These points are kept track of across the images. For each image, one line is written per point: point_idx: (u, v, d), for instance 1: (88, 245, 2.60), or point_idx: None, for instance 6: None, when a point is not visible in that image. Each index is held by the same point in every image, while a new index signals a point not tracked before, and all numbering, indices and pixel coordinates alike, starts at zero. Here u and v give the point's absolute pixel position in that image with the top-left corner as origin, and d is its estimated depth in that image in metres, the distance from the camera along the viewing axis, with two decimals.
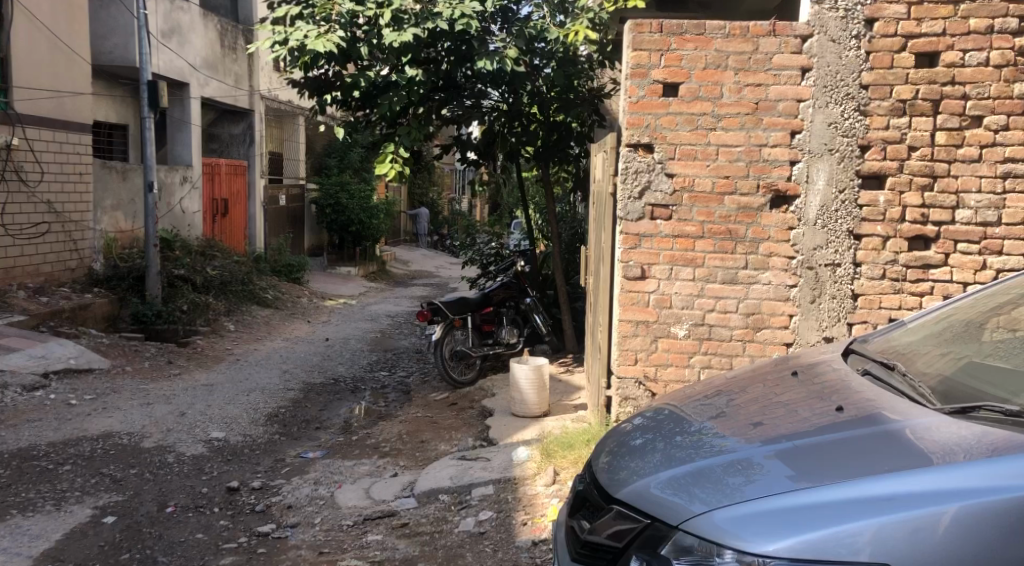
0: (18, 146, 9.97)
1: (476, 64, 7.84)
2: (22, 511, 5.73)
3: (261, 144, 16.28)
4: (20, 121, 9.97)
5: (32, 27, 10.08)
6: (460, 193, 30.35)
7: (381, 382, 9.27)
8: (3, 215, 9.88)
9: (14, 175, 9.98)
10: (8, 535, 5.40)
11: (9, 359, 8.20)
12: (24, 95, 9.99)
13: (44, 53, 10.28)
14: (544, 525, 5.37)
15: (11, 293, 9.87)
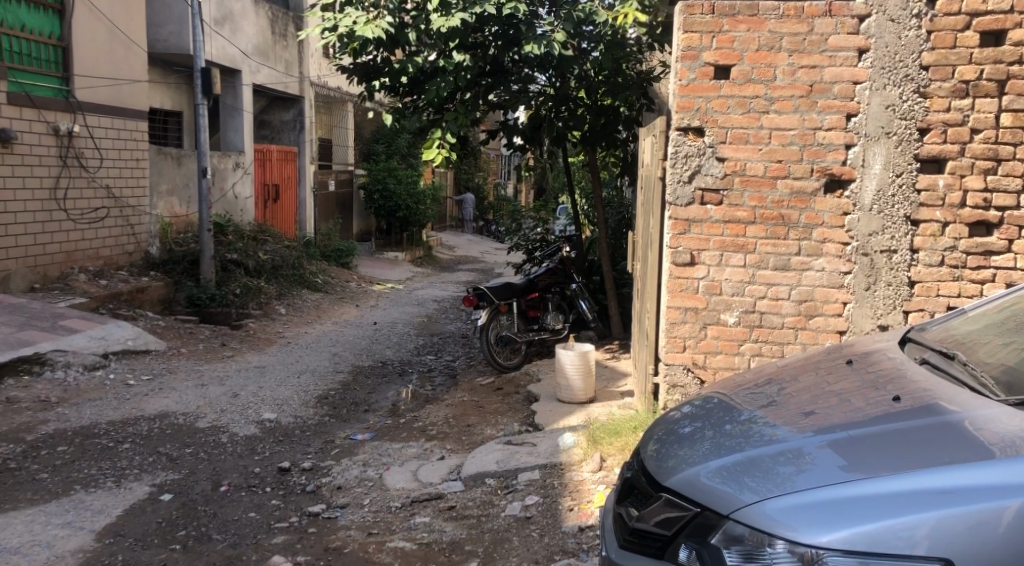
0: (79, 133, 10.13)
1: (524, 48, 7.79)
2: (85, 486, 5.86)
3: (311, 129, 16.39)
4: (81, 109, 10.13)
5: (92, 16, 10.22)
6: (506, 179, 30.37)
7: (428, 366, 9.32)
8: (65, 200, 10.06)
9: (76, 161, 10.14)
10: (71, 509, 5.52)
11: (72, 340, 8.36)
12: (83, 83, 10.15)
13: (103, 41, 10.43)
14: (590, 511, 5.35)
15: (72, 276, 10.10)
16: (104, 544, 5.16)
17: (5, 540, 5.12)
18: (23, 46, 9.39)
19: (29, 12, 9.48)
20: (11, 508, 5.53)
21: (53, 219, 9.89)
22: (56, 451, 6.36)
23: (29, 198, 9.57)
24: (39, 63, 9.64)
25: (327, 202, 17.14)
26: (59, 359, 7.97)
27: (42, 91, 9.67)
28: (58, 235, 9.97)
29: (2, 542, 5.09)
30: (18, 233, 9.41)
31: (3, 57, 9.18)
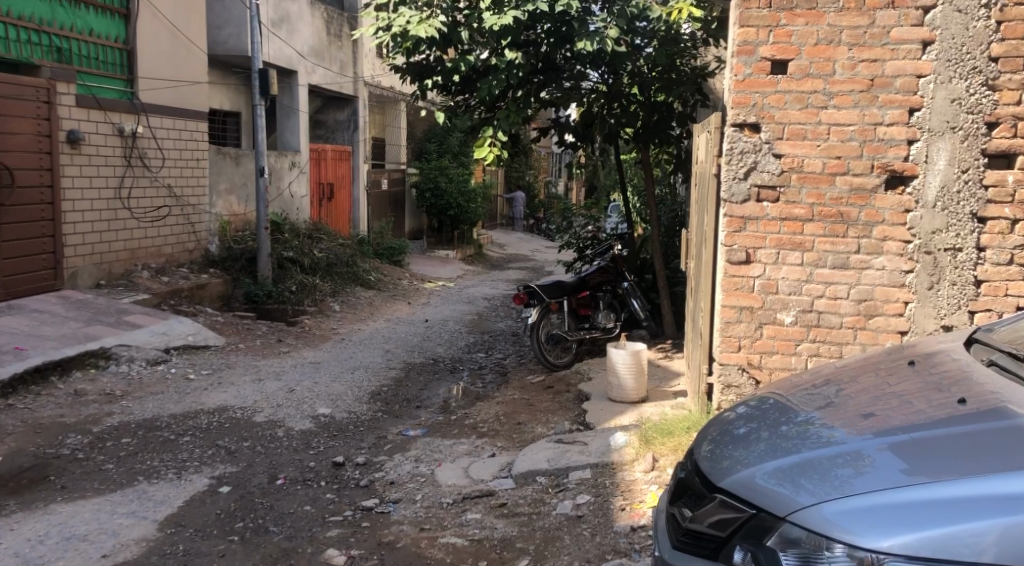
0: (143, 133, 10.30)
1: (576, 46, 7.75)
2: (148, 477, 5.95)
3: (365, 129, 16.50)
4: (144, 110, 10.30)
5: (155, 20, 10.40)
6: (557, 178, 30.32)
7: (479, 364, 9.33)
8: (129, 199, 10.23)
9: (140, 161, 10.30)
10: (135, 499, 5.62)
11: (135, 335, 8.52)
12: (146, 85, 10.33)
13: (165, 43, 10.59)
14: (643, 511, 5.31)
15: (135, 273, 10.28)
16: (166, 534, 5.23)
17: (73, 528, 5.23)
18: (89, 50, 9.57)
19: (95, 16, 9.65)
20: (78, 497, 5.64)
21: (118, 217, 10.07)
22: (119, 443, 6.47)
23: (96, 198, 9.76)
24: (105, 66, 9.81)
25: (380, 200, 17.25)
26: (122, 354, 8.13)
27: (108, 93, 9.85)
28: (123, 233, 10.16)
29: (70, 530, 5.20)
30: (84, 231, 9.62)
31: (71, 60, 9.38)
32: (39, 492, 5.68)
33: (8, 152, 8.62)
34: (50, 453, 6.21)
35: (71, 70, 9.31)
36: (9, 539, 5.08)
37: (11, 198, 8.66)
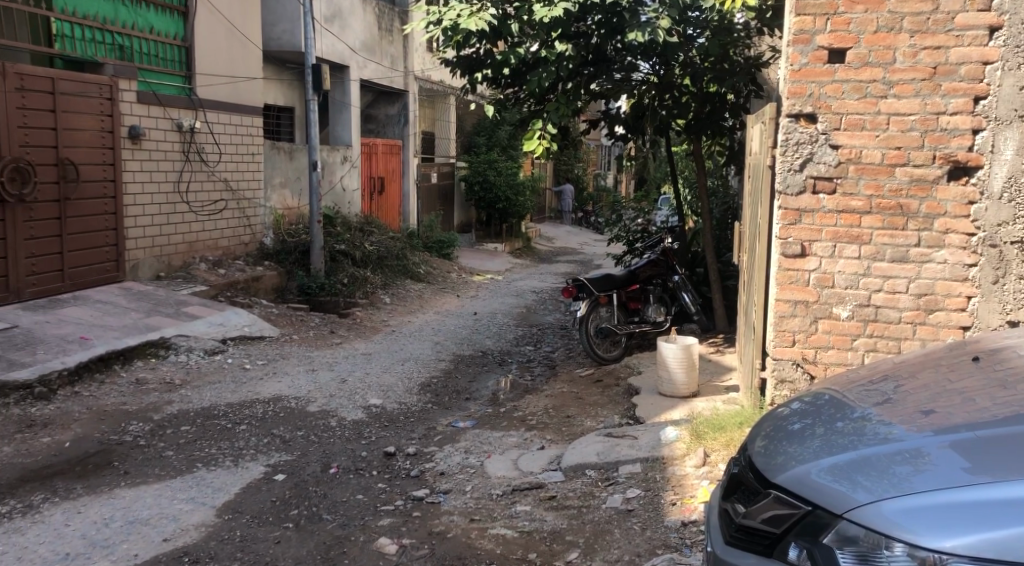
0: (200, 128, 10.42)
1: (628, 36, 7.65)
2: (205, 464, 6.04)
3: (415, 123, 16.49)
4: (202, 106, 10.41)
5: (212, 16, 10.53)
6: (606, 170, 30.17)
7: (528, 357, 9.32)
8: (187, 193, 10.36)
9: (197, 156, 10.43)
10: (194, 486, 5.70)
11: (192, 326, 8.64)
12: (204, 81, 10.45)
13: (222, 40, 10.70)
14: (694, 506, 5.26)
15: (193, 265, 10.43)
16: (223, 520, 5.29)
17: (135, 512, 5.32)
18: (149, 47, 9.72)
19: (155, 13, 9.79)
20: (140, 482, 5.74)
21: (176, 211, 10.22)
22: (179, 430, 6.57)
23: (155, 192, 9.91)
24: (164, 63, 9.95)
25: (430, 193, 17.31)
26: (181, 344, 8.26)
27: (167, 89, 9.97)
28: (181, 226, 10.31)
29: (133, 514, 5.29)
30: (144, 224, 9.78)
31: (133, 58, 9.55)
32: (103, 477, 5.79)
33: (72, 147, 8.79)
34: (113, 440, 6.33)
35: (132, 67, 9.47)
36: (75, 522, 5.19)
37: (74, 193, 8.84)
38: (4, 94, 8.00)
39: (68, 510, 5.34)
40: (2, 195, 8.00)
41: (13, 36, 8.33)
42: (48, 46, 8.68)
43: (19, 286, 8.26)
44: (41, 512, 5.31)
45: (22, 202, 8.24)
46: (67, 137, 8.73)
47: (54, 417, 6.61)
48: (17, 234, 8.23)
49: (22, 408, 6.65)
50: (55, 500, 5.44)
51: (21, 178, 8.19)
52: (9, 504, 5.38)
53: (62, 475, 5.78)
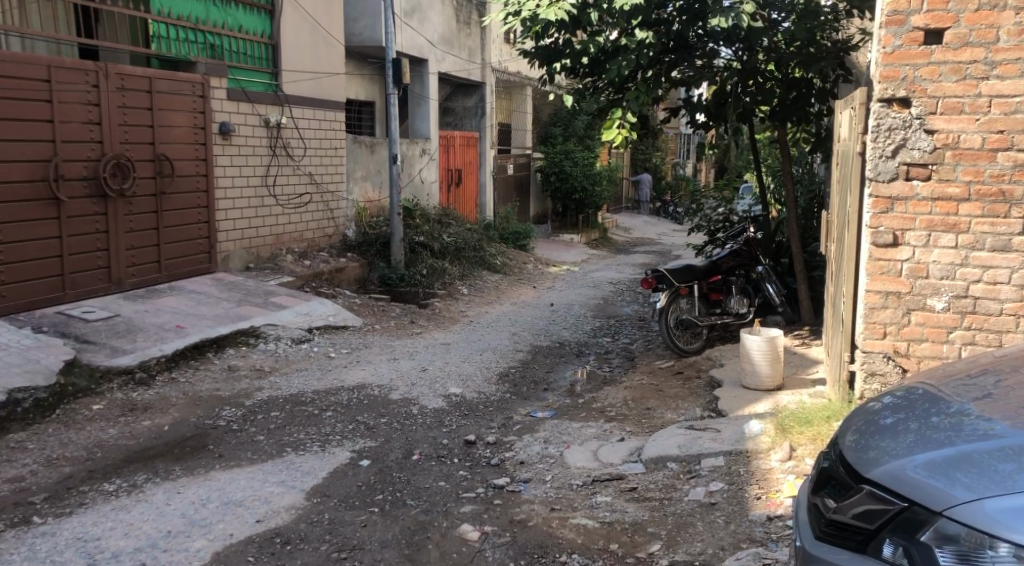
0: (287, 124, 10.60)
1: (711, 22, 7.53)
2: (294, 449, 6.15)
3: (492, 115, 16.54)
4: (287, 101, 10.58)
5: (297, 11, 10.69)
6: (684, 159, 29.79)
7: (606, 348, 9.27)
8: (275, 187, 10.56)
9: (284, 151, 10.62)
10: (284, 469, 5.81)
11: (280, 315, 8.80)
12: (289, 77, 10.61)
13: (306, 35, 10.86)
14: (779, 500, 5.17)
15: (280, 257, 10.63)
16: (312, 503, 5.39)
17: (230, 494, 5.45)
18: (239, 45, 9.91)
19: (244, 13, 9.98)
20: (234, 465, 5.88)
21: (264, 205, 10.42)
22: (269, 416, 6.70)
23: (244, 185, 10.12)
24: (252, 60, 10.14)
25: (507, 184, 17.33)
26: (270, 333, 8.42)
27: (255, 86, 10.16)
28: (269, 219, 10.52)
29: (227, 495, 5.42)
30: (235, 218, 10.01)
31: (224, 56, 9.75)
32: (200, 459, 5.94)
33: (168, 144, 9.04)
34: (208, 424, 6.49)
35: (223, 66, 9.67)
36: (175, 502, 5.34)
37: (170, 187, 9.08)
38: (106, 93, 8.29)
39: (169, 490, 5.49)
40: (104, 190, 8.28)
41: (113, 38, 8.82)
42: (145, 46, 8.94)
43: (119, 277, 8.54)
44: (144, 491, 5.48)
45: (122, 196, 8.51)
46: (164, 134, 8.98)
47: (153, 401, 6.82)
48: (118, 227, 8.51)
49: (124, 392, 6.88)
50: (157, 481, 5.61)
51: (121, 174, 8.48)
52: (114, 483, 5.57)
53: (163, 457, 5.96)
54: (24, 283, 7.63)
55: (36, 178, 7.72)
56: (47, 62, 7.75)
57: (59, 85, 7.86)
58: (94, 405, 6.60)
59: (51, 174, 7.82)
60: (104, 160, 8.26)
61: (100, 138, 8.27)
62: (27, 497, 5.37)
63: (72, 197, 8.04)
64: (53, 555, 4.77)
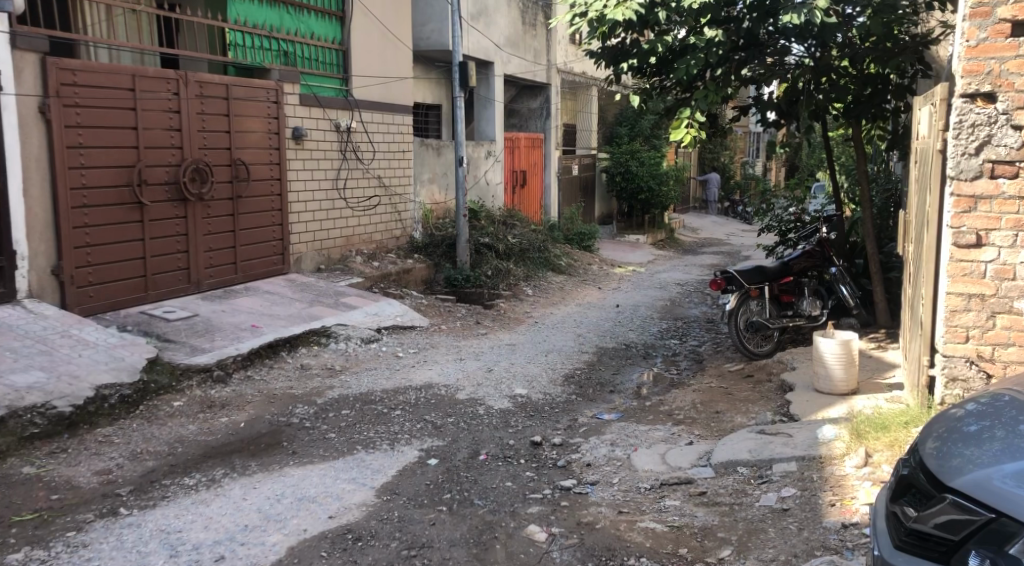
0: (357, 128, 10.70)
1: (783, 19, 7.38)
2: (364, 447, 6.19)
3: (557, 116, 16.50)
4: (357, 106, 10.67)
5: (367, 15, 10.78)
6: (753, 157, 29.34)
7: (673, 350, 9.17)
8: (346, 190, 10.67)
9: (354, 154, 10.71)
10: (355, 467, 5.85)
11: (350, 315, 8.88)
12: (359, 82, 10.71)
13: (375, 39, 10.95)
14: (854, 508, 5.04)
15: (350, 258, 10.74)
16: (382, 500, 5.41)
17: (304, 490, 5.51)
18: (310, 52, 10.04)
19: (316, 20, 10.11)
20: (307, 462, 5.94)
21: (335, 207, 10.53)
22: (340, 414, 6.76)
23: (316, 189, 10.24)
24: (323, 66, 10.26)
25: (572, 185, 17.28)
26: (341, 332, 8.48)
27: (326, 91, 10.28)
28: (339, 222, 10.62)
29: (301, 491, 5.47)
30: (307, 220, 10.14)
31: (296, 63, 9.88)
32: (274, 456, 6.02)
33: (244, 148, 9.19)
34: (282, 421, 6.57)
35: (295, 71, 9.80)
36: (252, 497, 5.41)
37: (245, 191, 9.24)
38: (185, 100, 8.46)
39: (246, 485, 5.57)
40: (184, 194, 8.45)
41: (193, 47, 8.81)
42: (222, 54, 9.09)
43: (198, 278, 8.71)
44: (222, 486, 5.57)
45: (201, 200, 8.68)
46: (240, 139, 9.13)
47: (230, 399, 6.93)
48: (197, 230, 8.68)
49: (202, 390, 7.00)
50: (234, 476, 5.69)
51: (200, 178, 8.64)
52: (194, 477, 5.67)
53: (239, 453, 6.05)
54: (109, 284, 7.82)
55: (121, 183, 7.90)
56: (131, 71, 7.93)
57: (142, 93, 8.04)
58: (175, 402, 6.73)
59: (135, 179, 8.00)
60: (184, 165, 8.43)
61: (180, 144, 8.44)
62: (114, 489, 5.50)
63: (154, 201, 8.21)
64: (139, 546, 4.88)
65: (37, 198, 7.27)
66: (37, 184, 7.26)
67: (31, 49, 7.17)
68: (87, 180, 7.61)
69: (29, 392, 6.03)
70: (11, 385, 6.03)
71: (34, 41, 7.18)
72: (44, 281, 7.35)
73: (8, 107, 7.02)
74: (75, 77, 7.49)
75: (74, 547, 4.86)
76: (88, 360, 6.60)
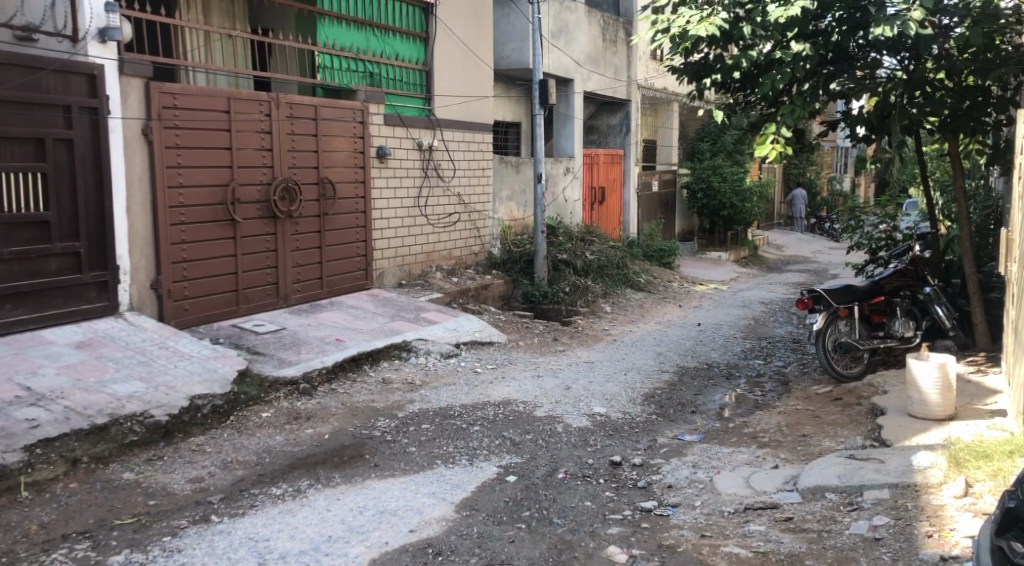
0: (438, 147, 10.75)
1: (875, 31, 7.18)
2: (444, 462, 6.16)
3: (638, 132, 16.36)
4: (439, 125, 10.71)
5: (449, 35, 10.86)
6: (842, 173, 28.65)
7: (757, 371, 8.93)
8: (427, 208, 10.72)
9: (435, 172, 10.75)
10: (435, 481, 5.82)
11: (430, 330, 8.87)
12: (442, 102, 10.76)
13: (457, 60, 11.01)
14: (953, 540, 4.81)
15: (430, 274, 10.78)
16: (462, 516, 5.36)
17: (385, 503, 5.49)
18: (395, 73, 10.15)
19: (401, 41, 10.23)
20: (389, 475, 5.93)
21: (416, 224, 10.59)
22: (420, 428, 6.74)
23: (399, 207, 10.31)
24: (408, 86, 10.35)
25: (652, 202, 17.10)
26: (421, 347, 8.49)
27: (410, 110, 10.35)
28: (420, 239, 10.67)
29: (383, 504, 5.45)
30: (389, 236, 10.21)
31: (381, 84, 9.98)
32: (357, 468, 6.02)
33: (331, 167, 9.31)
34: (365, 434, 6.59)
35: (381, 92, 9.89)
36: (335, 508, 5.42)
37: (332, 209, 9.35)
38: (277, 121, 8.60)
39: (330, 495, 5.59)
40: (274, 212, 8.59)
41: (284, 70, 9.00)
42: (311, 76, 9.25)
43: (286, 292, 8.83)
44: (307, 496, 5.59)
45: (290, 217, 8.81)
46: (327, 158, 9.25)
47: (315, 411, 6.97)
48: (286, 246, 8.81)
49: (289, 402, 7.07)
50: (319, 486, 5.72)
51: (289, 197, 8.78)
52: (281, 487, 5.70)
53: (323, 464, 6.06)
54: (204, 298, 7.97)
55: (216, 201, 8.06)
56: (227, 94, 8.10)
57: (236, 115, 8.20)
58: (263, 413, 6.81)
59: (229, 198, 8.16)
60: (275, 184, 8.57)
61: (272, 163, 8.59)
62: (206, 496, 5.57)
63: (247, 219, 8.36)
64: (229, 553, 4.91)
65: (139, 215, 7.46)
66: (140, 203, 7.46)
67: (137, 75, 7.37)
68: (185, 199, 7.78)
69: (130, 401, 6.17)
70: (112, 394, 6.19)
71: (139, 67, 7.38)
72: (144, 295, 7.53)
73: (115, 130, 7.22)
74: (176, 100, 7.67)
75: (170, 552, 4.92)
76: (183, 371, 6.72)
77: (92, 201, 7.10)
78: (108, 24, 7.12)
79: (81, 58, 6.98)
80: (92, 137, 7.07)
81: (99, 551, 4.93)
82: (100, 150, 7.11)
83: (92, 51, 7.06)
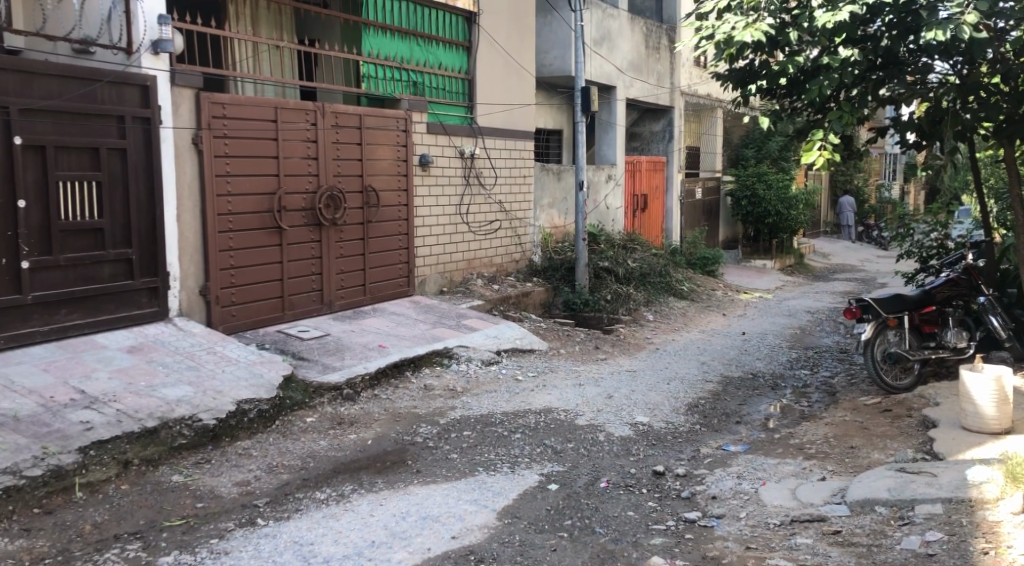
0: (480, 155, 10.74)
1: (927, 36, 7.04)
2: (486, 469, 6.12)
3: (681, 140, 16.24)
4: (482, 133, 10.71)
5: (491, 44, 10.84)
6: (889, 180, 28.20)
7: (803, 381, 8.78)
8: (469, 215, 10.72)
9: (477, 180, 10.75)
10: (477, 488, 5.78)
11: (472, 337, 8.86)
12: (484, 110, 10.76)
13: (499, 68, 11.00)
14: (1010, 558, 4.68)
15: (471, 281, 10.77)
16: (504, 523, 5.32)
17: (428, 509, 5.46)
18: (438, 81, 10.17)
19: (444, 49, 10.24)
20: (431, 481, 5.90)
21: (458, 232, 10.58)
22: (462, 435, 6.71)
23: (440, 214, 10.31)
24: (451, 95, 10.37)
25: (695, 209, 16.96)
26: (462, 354, 8.47)
27: (452, 118, 10.36)
28: (461, 247, 10.67)
29: (425, 510, 5.43)
30: (431, 243, 10.21)
31: (424, 92, 9.99)
32: (399, 474, 6.00)
33: (375, 175, 9.34)
34: (407, 440, 6.57)
35: (424, 101, 9.90)
36: (379, 513, 5.40)
37: (375, 216, 9.38)
38: (323, 130, 8.64)
39: (373, 501, 5.57)
40: (319, 220, 8.63)
41: (330, 79, 9.02)
42: (356, 86, 9.27)
43: (330, 298, 8.87)
44: (351, 501, 5.58)
45: (335, 225, 8.85)
46: (372, 166, 9.28)
47: (358, 417, 6.98)
48: (330, 253, 8.84)
49: (333, 407, 7.08)
50: (362, 491, 5.71)
51: (334, 205, 8.82)
52: (325, 492, 5.70)
53: (366, 470, 6.06)
54: (250, 303, 8.02)
55: (263, 209, 8.11)
56: (274, 103, 8.16)
57: (283, 124, 8.25)
58: (308, 417, 6.82)
59: (275, 206, 8.20)
60: (320, 192, 8.62)
61: (317, 171, 8.63)
62: (252, 499, 5.58)
63: (292, 226, 8.40)
64: (275, 556, 4.91)
65: (189, 223, 7.53)
66: (189, 210, 7.53)
67: (188, 85, 7.44)
68: (233, 207, 7.83)
69: (178, 405, 6.22)
70: (161, 397, 6.24)
71: (190, 77, 7.45)
72: (193, 301, 7.59)
73: (166, 139, 7.30)
74: (225, 109, 7.74)
75: (217, 554, 4.93)
76: (230, 376, 6.76)
77: (144, 208, 7.18)
78: (161, 36, 7.19)
79: (134, 70, 7.08)
80: (144, 145, 7.16)
81: (150, 551, 4.96)
82: (152, 158, 7.19)
83: (146, 63, 7.15)
